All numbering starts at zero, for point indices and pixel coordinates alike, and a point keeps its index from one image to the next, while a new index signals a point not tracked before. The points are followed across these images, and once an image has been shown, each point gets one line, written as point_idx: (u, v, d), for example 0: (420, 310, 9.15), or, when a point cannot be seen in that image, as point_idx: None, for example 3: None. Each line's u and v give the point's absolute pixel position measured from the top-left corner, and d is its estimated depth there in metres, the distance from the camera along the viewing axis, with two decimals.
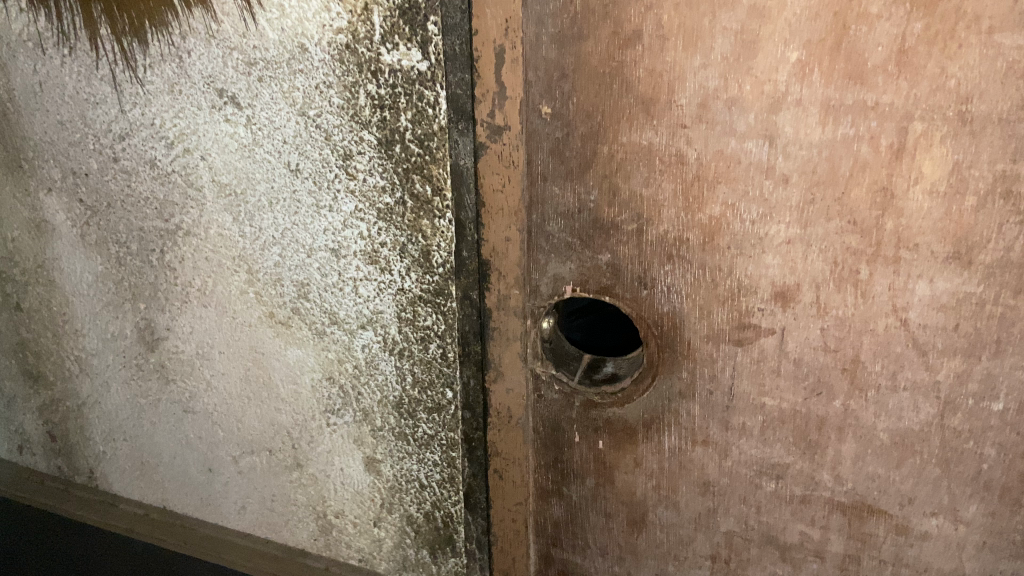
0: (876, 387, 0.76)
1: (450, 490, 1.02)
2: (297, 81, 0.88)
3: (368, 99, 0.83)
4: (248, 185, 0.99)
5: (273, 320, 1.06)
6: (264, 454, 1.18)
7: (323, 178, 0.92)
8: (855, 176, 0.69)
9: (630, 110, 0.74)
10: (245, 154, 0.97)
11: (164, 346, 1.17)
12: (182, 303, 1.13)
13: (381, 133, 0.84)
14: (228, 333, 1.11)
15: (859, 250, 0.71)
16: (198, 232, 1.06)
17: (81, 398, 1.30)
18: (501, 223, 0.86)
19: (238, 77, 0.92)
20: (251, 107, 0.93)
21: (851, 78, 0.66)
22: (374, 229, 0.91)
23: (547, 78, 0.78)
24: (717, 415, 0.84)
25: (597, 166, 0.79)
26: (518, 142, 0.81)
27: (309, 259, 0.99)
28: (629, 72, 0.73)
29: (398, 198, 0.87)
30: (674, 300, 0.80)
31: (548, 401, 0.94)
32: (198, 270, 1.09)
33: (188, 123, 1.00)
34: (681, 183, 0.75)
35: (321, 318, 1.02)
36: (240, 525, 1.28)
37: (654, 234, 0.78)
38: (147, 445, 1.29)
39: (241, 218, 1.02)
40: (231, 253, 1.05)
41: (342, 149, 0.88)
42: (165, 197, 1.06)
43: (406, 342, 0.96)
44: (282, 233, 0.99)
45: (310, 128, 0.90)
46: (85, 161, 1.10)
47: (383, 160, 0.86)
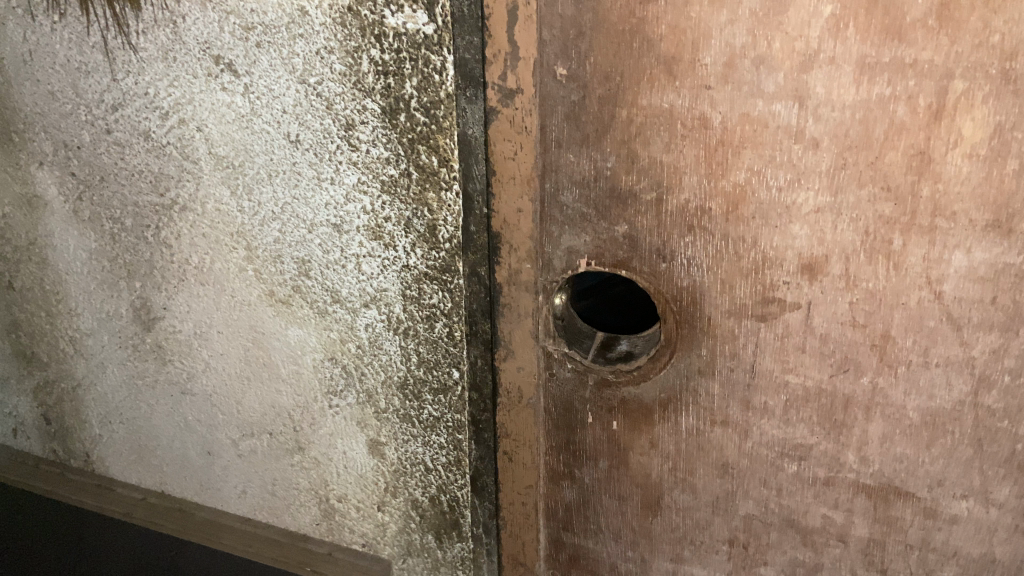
0: (907, 364, 0.73)
1: (457, 473, 0.98)
2: (296, 46, 0.84)
3: (371, 65, 0.79)
4: (246, 157, 0.95)
5: (273, 298, 1.03)
6: (264, 437, 1.14)
7: (324, 150, 0.88)
8: (890, 140, 0.65)
9: (651, 71, 0.70)
10: (242, 125, 0.93)
11: (161, 326, 1.13)
12: (178, 282, 1.09)
13: (385, 101, 0.80)
14: (226, 312, 1.08)
15: (893, 219, 0.68)
16: (194, 206, 1.02)
17: (76, 380, 1.27)
18: (513, 192, 0.81)
19: (235, 43, 0.88)
20: (248, 74, 0.89)
21: (888, 34, 0.61)
22: (377, 202, 0.87)
23: (563, 36, 0.72)
24: (738, 394, 0.80)
25: (614, 131, 0.74)
26: (531, 106, 0.76)
27: (310, 235, 0.95)
28: (650, 29, 0.68)
29: (403, 170, 0.83)
30: (695, 274, 0.76)
31: (561, 379, 0.90)
32: (195, 246, 1.05)
33: (184, 93, 0.95)
34: (704, 149, 0.71)
35: (323, 296, 0.98)
36: (240, 509, 1.24)
37: (674, 203, 0.74)
38: (144, 428, 1.25)
39: (239, 192, 0.98)
40: (230, 229, 1.01)
41: (344, 118, 0.84)
42: (161, 170, 1.02)
43: (411, 321, 0.92)
44: (282, 207, 0.96)
45: (310, 96, 0.86)
46: (77, 134, 1.06)
47: (388, 130, 0.82)
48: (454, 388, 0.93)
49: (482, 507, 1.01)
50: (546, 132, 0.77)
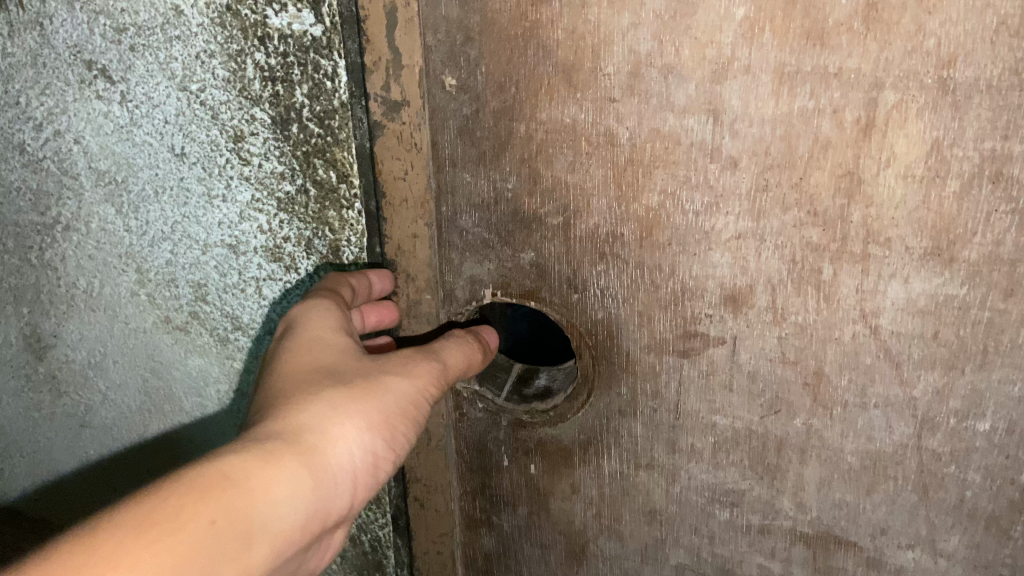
0: (843, 404, 0.66)
1: (379, 510, 0.87)
2: (174, 50, 0.72)
3: (257, 71, 0.69)
4: (129, 172, 0.84)
5: (169, 326, 0.93)
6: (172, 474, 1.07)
7: (212, 164, 0.78)
8: (816, 158, 0.57)
9: (548, 82, 0.61)
10: (123, 137, 0.82)
11: (54, 354, 1.04)
12: (69, 306, 0.99)
13: (275, 111, 0.70)
14: (122, 339, 0.98)
15: (821, 246, 0.60)
16: (79, 226, 0.92)
17: None
18: (406, 214, 0.71)
19: (108, 46, 0.76)
20: (125, 81, 0.78)
21: (809, 39, 0.54)
22: (274, 222, 0.78)
23: (449, 41, 0.62)
24: (662, 436, 0.72)
25: (513, 149, 0.64)
26: (419, 120, 0.66)
27: (204, 257, 0.85)
28: (545, 33, 0.59)
29: (299, 186, 0.73)
30: (610, 305, 0.68)
31: (472, 421, 0.79)
32: (82, 269, 0.95)
33: (57, 101, 0.83)
34: (612, 168, 0.62)
35: (223, 323, 0.89)
36: None
37: (583, 228, 0.66)
38: (46, 462, 1.16)
39: (124, 211, 0.88)
40: (117, 250, 0.91)
41: (231, 129, 0.74)
42: (39, 186, 0.91)
43: None
44: (171, 226, 0.85)
45: (193, 105, 0.75)
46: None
47: (280, 142, 0.72)
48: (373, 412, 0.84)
49: (405, 550, 0.89)
50: (438, 149, 0.67)
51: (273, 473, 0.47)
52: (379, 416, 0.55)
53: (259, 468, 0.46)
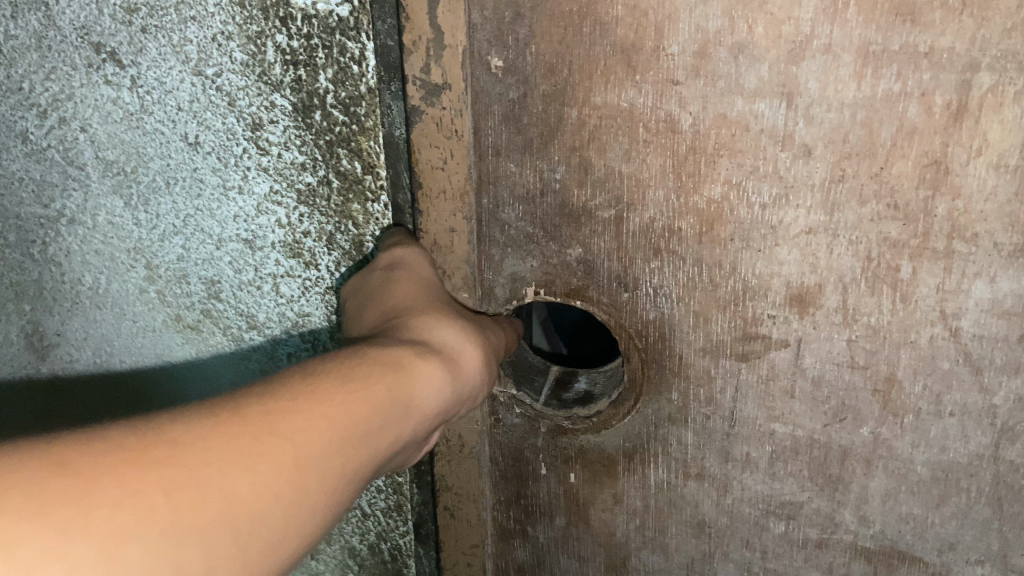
0: (915, 412, 0.61)
1: (401, 520, 0.82)
2: (189, 32, 0.62)
3: (278, 55, 0.60)
4: (138, 163, 0.71)
5: (181, 326, 0.80)
6: None
7: (228, 154, 0.67)
8: (899, 146, 0.53)
9: (602, 66, 0.56)
10: (133, 125, 0.69)
11: (57, 356, 0.86)
12: (72, 305, 0.82)
13: (296, 96, 0.62)
14: (129, 342, 0.82)
15: (901, 242, 0.55)
16: (84, 220, 0.76)
17: None
18: (443, 208, 0.65)
19: (117, 27, 0.64)
20: (135, 65, 0.65)
21: (898, 15, 0.49)
22: (294, 215, 0.68)
23: (497, 20, 0.57)
24: (715, 445, 0.68)
25: (564, 137, 0.59)
26: (462, 106, 0.60)
27: (218, 254, 0.73)
28: (604, 10, 0.54)
29: (322, 177, 0.65)
30: (663, 305, 0.64)
31: (509, 427, 0.74)
32: (88, 266, 0.79)
33: (62, 87, 0.69)
34: (672, 157, 0.58)
35: (236, 322, 0.78)
36: None
37: (637, 222, 0.61)
38: None
39: (133, 203, 0.73)
40: (126, 246, 0.76)
41: (249, 117, 0.64)
42: (43, 178, 0.75)
43: None
44: (183, 220, 0.72)
45: (210, 92, 0.64)
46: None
47: (301, 129, 0.63)
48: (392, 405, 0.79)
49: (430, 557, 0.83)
50: (478, 136, 0.62)
51: (433, 363, 0.45)
52: (492, 353, 0.53)
53: (411, 355, 0.44)
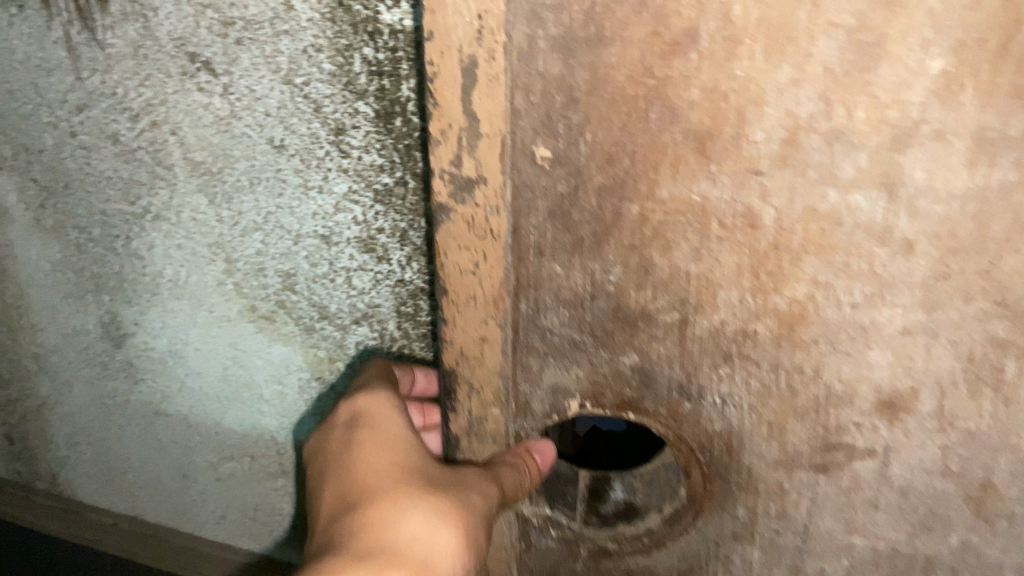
0: (1012, 519, 0.54)
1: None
2: (281, 44, 0.68)
3: (364, 66, 0.67)
4: (225, 164, 0.77)
5: (255, 315, 0.85)
6: (246, 461, 0.97)
7: (310, 157, 0.73)
8: (1012, 240, 0.46)
9: (663, 153, 0.49)
10: (221, 129, 0.75)
11: (134, 341, 0.94)
12: (152, 295, 0.89)
13: (380, 105, 0.69)
14: (203, 330, 0.89)
15: (1008, 340, 0.49)
16: (168, 215, 0.83)
17: (39, 399, 1.07)
18: (472, 316, 0.57)
19: (213, 39, 0.70)
20: (229, 74, 0.71)
21: (1020, 98, 0.43)
22: (370, 213, 0.74)
23: (546, 105, 0.49)
24: (785, 561, 0.61)
25: (621, 235, 0.52)
26: (498, 204, 0.53)
27: (296, 248, 0.79)
28: (675, 92, 0.47)
29: (400, 178, 0.72)
30: (731, 415, 0.57)
31: (542, 551, 0.66)
32: (170, 258, 0.86)
33: (156, 92, 0.75)
34: (750, 256, 0.51)
35: (308, 313, 0.82)
36: (218, 534, 1.07)
37: (705, 326, 0.54)
38: (116, 453, 1.06)
39: (217, 200, 0.79)
40: (208, 239, 0.82)
41: (334, 122, 0.71)
42: (130, 176, 0.82)
43: (406, 342, 0.81)
44: (264, 217, 0.78)
45: (297, 100, 0.70)
46: (37, 137, 0.85)
47: (382, 135, 0.70)
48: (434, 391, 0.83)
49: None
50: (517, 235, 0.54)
51: None
52: (474, 528, 0.49)
53: None
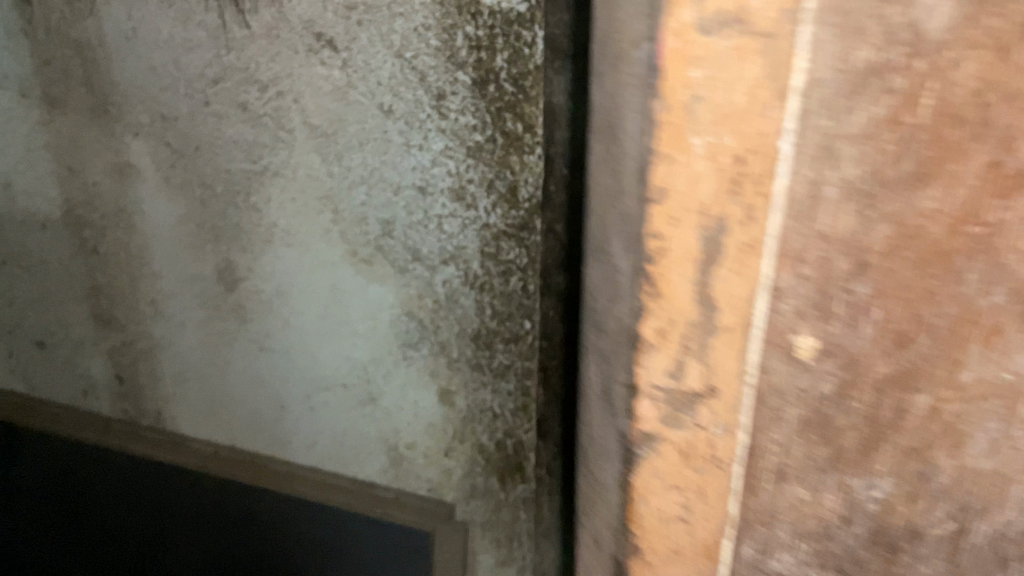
0: None
1: (523, 419, 1.76)
2: (397, 24, 1.47)
3: (466, 40, 1.43)
4: (341, 128, 1.62)
5: (358, 259, 1.75)
6: (341, 388, 1.93)
7: (417, 121, 1.55)
8: None
9: (913, 265, 0.60)
10: (340, 97, 1.59)
11: (247, 286, 1.91)
12: (267, 248, 1.84)
13: (478, 74, 1.45)
14: (314, 276, 1.83)
15: None
16: (286, 172, 1.73)
17: (154, 335, 2.10)
18: (705, 418, 0.69)
19: (338, 22, 1.51)
20: (349, 50, 1.53)
21: None
22: (462, 164, 1.55)
23: (812, 185, 0.59)
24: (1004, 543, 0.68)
25: (901, 270, 0.60)
26: (750, 298, 0.64)
27: (395, 197, 1.64)
28: (956, 141, 0.56)
29: (490, 135, 1.50)
30: (980, 421, 0.64)
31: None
32: (285, 212, 1.78)
33: (287, 72, 1.61)
34: (986, 265, 0.59)
35: (405, 255, 1.69)
36: (308, 461, 2.07)
37: (943, 340, 0.62)
38: (234, 398, 2.08)
39: (332, 161, 1.67)
40: (321, 193, 1.71)
41: (438, 92, 1.50)
42: (257, 140, 1.72)
43: (487, 276, 1.63)
44: (371, 172, 1.64)
45: (407, 71, 1.51)
46: (174, 108, 1.78)
47: (477, 100, 1.47)
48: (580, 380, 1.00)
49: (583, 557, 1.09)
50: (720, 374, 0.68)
51: None
52: None
53: None
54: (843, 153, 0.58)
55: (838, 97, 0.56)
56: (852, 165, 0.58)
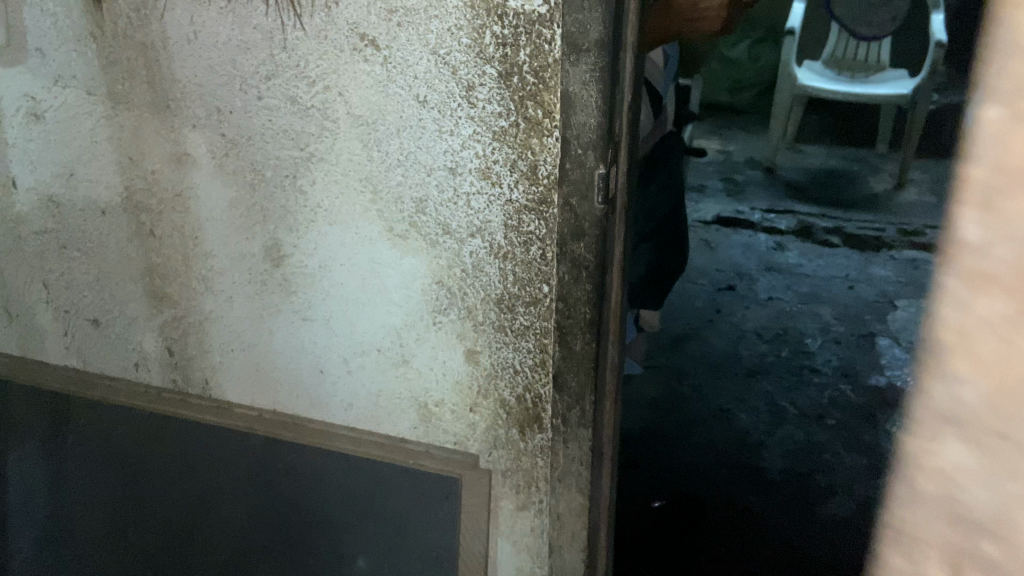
0: None
1: (541, 373, 2.10)
2: (433, 24, 1.84)
3: (493, 39, 1.80)
4: (379, 119, 2.00)
5: (392, 236, 2.12)
6: (377, 351, 2.28)
7: (447, 108, 1.91)
8: None
9: (995, 367, 1.11)
10: (377, 89, 1.96)
11: (294, 262, 2.26)
12: (313, 227, 2.20)
13: (503, 69, 1.82)
14: (352, 249, 2.18)
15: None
16: (329, 159, 2.10)
17: (206, 309, 2.44)
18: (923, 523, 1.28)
19: (381, 23, 1.89)
20: (389, 50, 1.91)
21: None
22: (486, 147, 1.91)
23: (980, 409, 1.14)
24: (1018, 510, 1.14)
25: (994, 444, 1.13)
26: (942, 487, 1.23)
27: (429, 178, 2.01)
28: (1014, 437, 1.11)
29: (512, 120, 1.87)
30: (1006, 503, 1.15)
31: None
32: (328, 199, 2.15)
33: (332, 67, 1.98)
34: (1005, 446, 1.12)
35: (435, 230, 2.06)
36: (347, 416, 2.40)
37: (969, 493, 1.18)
38: (303, 362, 2.38)
39: (370, 147, 2.04)
40: (359, 177, 2.09)
41: (466, 86, 1.87)
42: (304, 129, 2.09)
43: (510, 245, 2.00)
44: (405, 159, 2.02)
45: (439, 65, 1.88)
46: (228, 102, 2.13)
47: (502, 90, 1.85)
48: (602, 329, 2.00)
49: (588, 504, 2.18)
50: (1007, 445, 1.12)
51: None
52: None
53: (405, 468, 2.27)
54: (1001, 307, 1.09)
55: (1006, 315, 1.09)
56: (988, 319, 1.11)
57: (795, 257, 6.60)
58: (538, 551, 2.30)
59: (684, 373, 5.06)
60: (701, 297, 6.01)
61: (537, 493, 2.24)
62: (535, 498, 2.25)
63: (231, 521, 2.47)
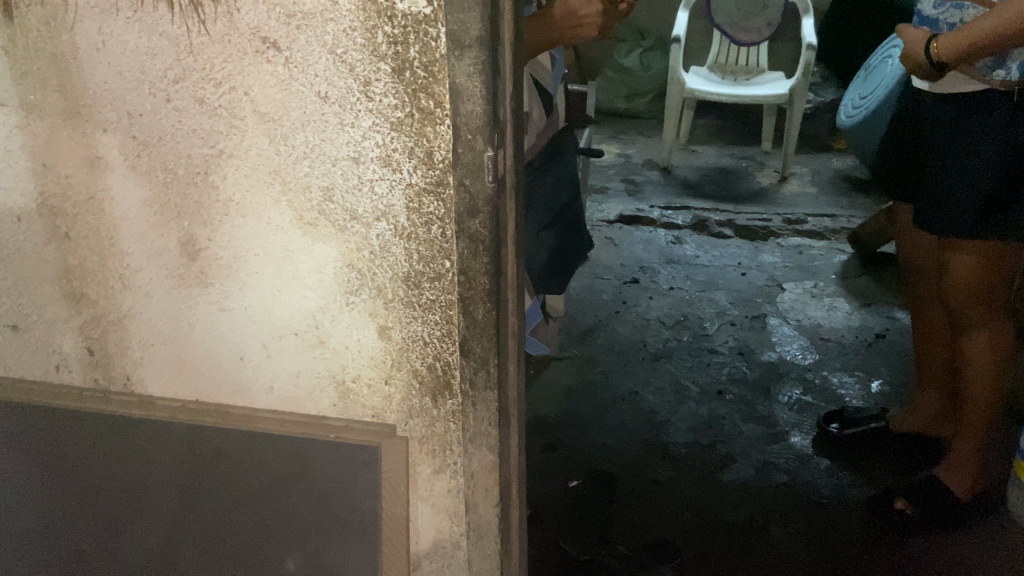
0: None
1: (449, 343, 2.37)
2: (329, 26, 2.05)
3: (385, 38, 2.04)
4: (284, 114, 2.18)
5: (302, 223, 2.31)
6: (292, 336, 2.48)
7: (348, 103, 2.13)
8: None
9: None
10: (282, 86, 2.14)
11: (207, 255, 2.42)
12: (225, 219, 2.36)
13: (394, 64, 2.06)
14: (267, 249, 2.37)
15: None
16: (239, 153, 2.26)
17: (123, 309, 2.56)
18: None
19: (279, 25, 2.07)
20: (290, 49, 2.10)
21: None
22: (387, 137, 2.15)
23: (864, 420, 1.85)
24: None
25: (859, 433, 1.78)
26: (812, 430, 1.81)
27: (333, 167, 2.22)
28: None
29: (407, 111, 2.11)
30: None
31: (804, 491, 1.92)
32: (237, 191, 2.31)
33: (235, 68, 2.16)
34: None
35: (344, 216, 2.28)
36: (269, 400, 2.60)
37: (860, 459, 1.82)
38: (220, 353, 2.56)
39: (276, 144, 2.22)
40: (268, 165, 2.26)
41: (364, 81, 2.09)
42: (213, 127, 2.24)
43: (414, 227, 2.25)
44: (310, 152, 2.22)
45: (337, 62, 2.09)
46: (141, 105, 2.26)
47: (397, 85, 2.08)
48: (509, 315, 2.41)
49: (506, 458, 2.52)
50: None
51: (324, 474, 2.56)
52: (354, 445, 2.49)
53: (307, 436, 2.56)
54: None
55: None
56: None
57: (694, 250, 7.81)
58: (456, 511, 2.60)
59: (595, 361, 5.87)
60: (609, 291, 6.93)
61: (451, 456, 2.53)
62: (450, 461, 2.53)
63: (160, 511, 2.71)
